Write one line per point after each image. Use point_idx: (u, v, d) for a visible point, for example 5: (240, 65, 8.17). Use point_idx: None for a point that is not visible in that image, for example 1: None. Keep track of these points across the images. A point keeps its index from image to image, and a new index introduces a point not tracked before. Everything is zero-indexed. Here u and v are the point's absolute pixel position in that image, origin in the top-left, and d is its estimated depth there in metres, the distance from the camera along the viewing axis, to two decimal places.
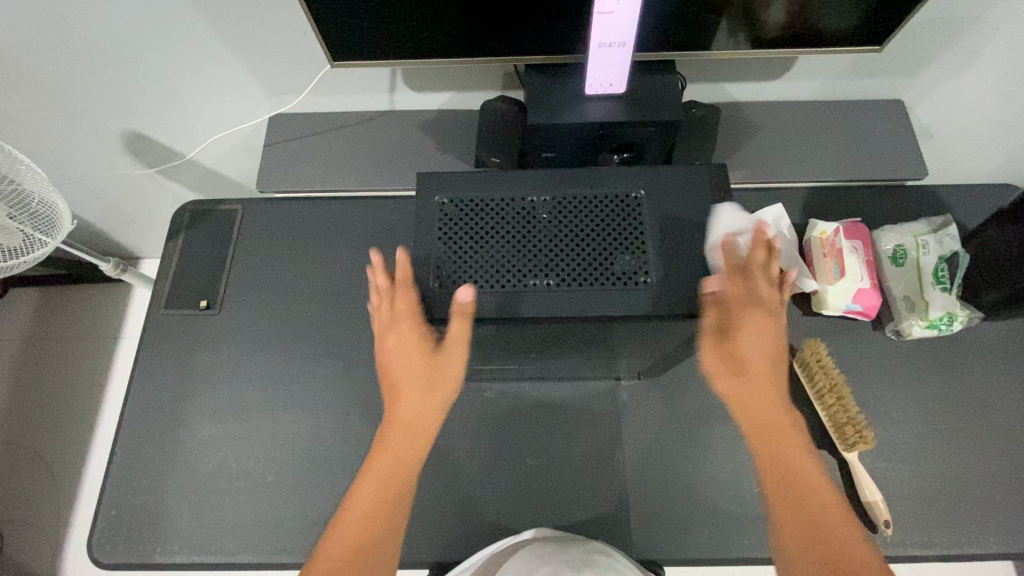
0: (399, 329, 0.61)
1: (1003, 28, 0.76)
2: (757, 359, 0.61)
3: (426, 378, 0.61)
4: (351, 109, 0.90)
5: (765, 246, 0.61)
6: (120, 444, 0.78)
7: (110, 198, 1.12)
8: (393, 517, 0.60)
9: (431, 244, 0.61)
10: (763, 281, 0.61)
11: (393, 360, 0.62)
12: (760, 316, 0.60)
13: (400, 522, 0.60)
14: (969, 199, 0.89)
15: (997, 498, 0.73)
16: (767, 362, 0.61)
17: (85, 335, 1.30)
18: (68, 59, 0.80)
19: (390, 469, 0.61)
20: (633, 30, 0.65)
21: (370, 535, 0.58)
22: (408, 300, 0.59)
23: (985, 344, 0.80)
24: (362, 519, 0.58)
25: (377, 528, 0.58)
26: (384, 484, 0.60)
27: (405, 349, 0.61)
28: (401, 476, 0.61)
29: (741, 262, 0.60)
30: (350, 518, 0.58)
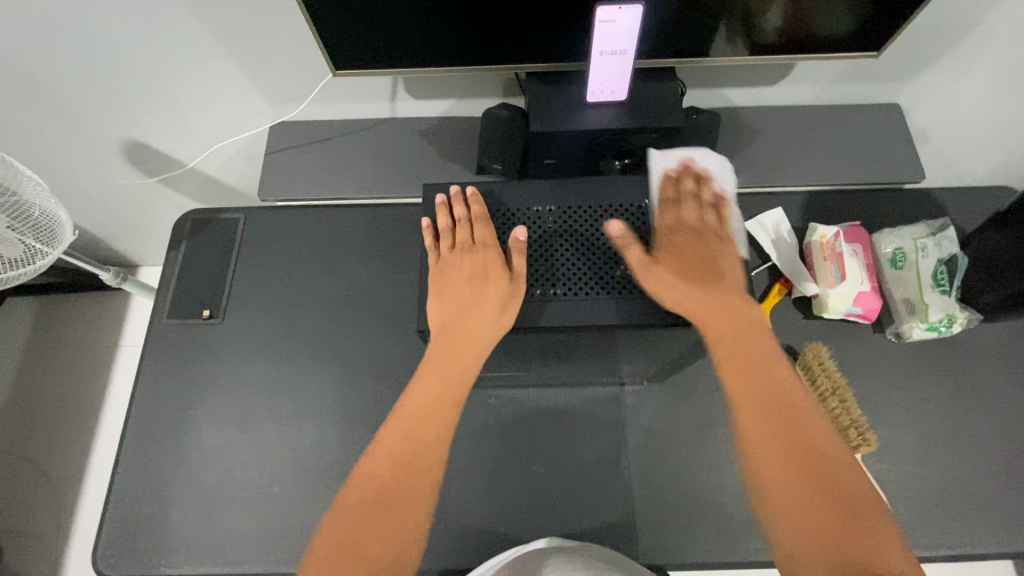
0: (466, 268, 0.65)
1: (997, 33, 0.77)
2: (693, 274, 0.63)
3: (496, 287, 0.63)
4: (352, 116, 0.91)
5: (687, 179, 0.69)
6: (125, 455, 0.78)
7: (110, 206, 1.11)
8: (415, 475, 0.58)
9: (451, 257, 0.66)
10: (688, 207, 0.67)
11: (460, 274, 0.65)
12: (687, 237, 0.65)
13: (424, 477, 0.58)
14: (965, 202, 0.90)
15: (999, 499, 0.74)
16: (706, 274, 0.63)
17: (84, 344, 1.30)
18: (68, 67, 0.80)
19: (410, 434, 0.60)
20: (634, 37, 0.66)
21: (391, 492, 0.57)
22: (485, 222, 0.66)
23: (984, 345, 0.81)
24: (382, 476, 0.58)
25: (401, 484, 0.57)
26: (407, 437, 0.60)
27: (475, 261, 0.64)
28: (425, 430, 0.60)
29: (662, 199, 0.67)
30: (367, 478, 0.58)
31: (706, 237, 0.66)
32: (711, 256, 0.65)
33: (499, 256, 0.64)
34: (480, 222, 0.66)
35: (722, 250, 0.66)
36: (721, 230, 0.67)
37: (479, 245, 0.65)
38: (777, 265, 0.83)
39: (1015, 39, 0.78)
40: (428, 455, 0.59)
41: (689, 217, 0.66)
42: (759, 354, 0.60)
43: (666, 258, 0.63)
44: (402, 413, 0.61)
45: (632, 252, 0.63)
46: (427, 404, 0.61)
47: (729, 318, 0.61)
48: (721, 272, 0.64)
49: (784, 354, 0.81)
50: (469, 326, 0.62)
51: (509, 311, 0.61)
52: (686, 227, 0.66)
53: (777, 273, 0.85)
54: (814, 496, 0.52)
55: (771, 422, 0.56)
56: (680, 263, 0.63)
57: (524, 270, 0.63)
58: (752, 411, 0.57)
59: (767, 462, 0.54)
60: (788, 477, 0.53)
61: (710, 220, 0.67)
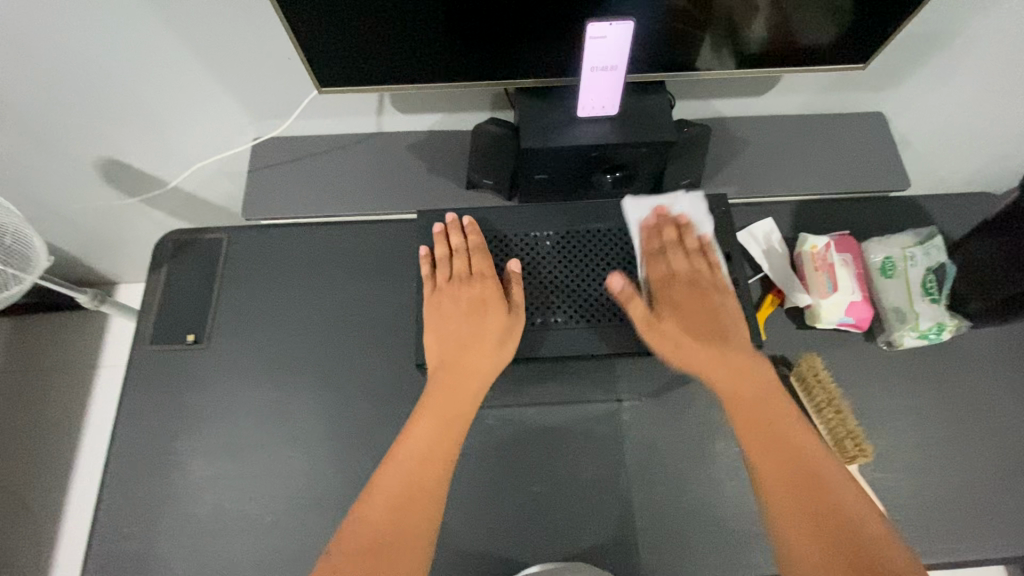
0: (465, 299, 0.64)
1: (977, 41, 0.79)
2: (700, 334, 0.62)
3: (495, 319, 0.62)
4: (338, 131, 0.89)
5: (670, 226, 0.68)
6: (108, 489, 0.75)
7: (87, 226, 1.08)
8: (412, 518, 0.57)
9: (449, 287, 0.65)
10: (676, 257, 0.66)
11: (459, 305, 0.64)
12: (685, 289, 0.64)
13: (424, 518, 0.57)
14: (950, 208, 0.91)
15: (993, 505, 0.74)
16: (710, 330, 0.62)
17: (62, 368, 1.25)
18: (42, 88, 0.77)
19: (408, 470, 0.59)
20: (626, 53, 0.66)
21: (388, 529, 0.56)
22: (483, 252, 0.66)
23: (972, 350, 0.82)
24: (379, 515, 0.57)
25: (396, 530, 0.56)
26: (404, 478, 0.58)
27: (473, 292, 0.64)
28: (424, 469, 0.59)
29: (651, 248, 0.67)
30: (360, 526, 0.56)
31: (702, 291, 0.64)
32: (709, 306, 0.63)
33: (497, 287, 0.64)
34: (477, 253, 0.66)
35: (721, 297, 0.64)
36: (714, 278, 0.66)
37: (476, 276, 0.65)
38: (768, 276, 0.84)
39: (994, 47, 0.79)
40: (427, 492, 0.58)
41: (680, 267, 0.65)
42: (775, 416, 0.59)
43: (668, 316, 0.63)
44: (398, 455, 0.60)
45: (635, 310, 0.61)
46: (424, 441, 0.60)
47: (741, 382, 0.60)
48: (726, 327, 0.62)
49: (780, 365, 0.81)
50: (470, 360, 0.61)
51: (508, 344, 0.61)
52: (679, 280, 0.65)
53: (770, 283, 0.85)
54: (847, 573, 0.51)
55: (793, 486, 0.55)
56: (681, 320, 0.63)
57: (523, 301, 0.63)
58: (772, 474, 0.56)
59: (793, 526, 0.54)
60: (813, 548, 0.53)
61: (703, 267, 0.66)
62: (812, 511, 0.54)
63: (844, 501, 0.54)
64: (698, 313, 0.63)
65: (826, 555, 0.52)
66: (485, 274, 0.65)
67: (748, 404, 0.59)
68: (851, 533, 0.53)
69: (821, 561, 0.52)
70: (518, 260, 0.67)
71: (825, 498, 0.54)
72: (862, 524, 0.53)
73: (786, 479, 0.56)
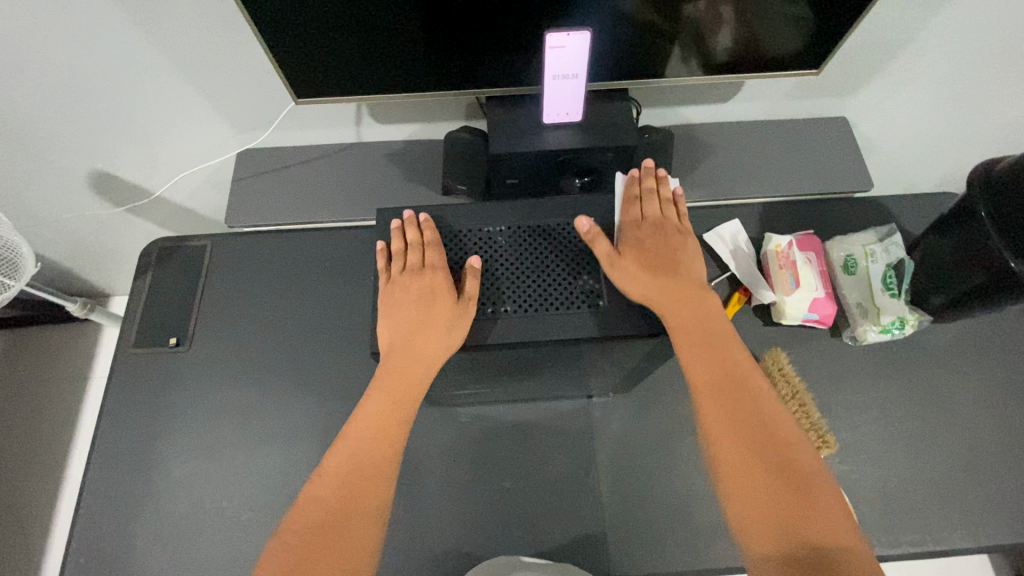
0: (417, 290, 0.66)
1: (929, 48, 0.82)
2: (660, 268, 0.67)
3: (444, 308, 0.65)
4: (320, 141, 0.92)
5: (650, 178, 0.74)
6: (88, 489, 0.77)
7: (79, 236, 1.11)
8: (362, 495, 0.59)
9: (402, 282, 0.67)
10: (651, 204, 0.72)
11: (410, 295, 0.66)
12: (652, 232, 0.70)
13: (373, 495, 0.59)
14: (913, 207, 0.94)
15: (957, 495, 0.76)
16: (671, 267, 0.67)
17: (53, 376, 1.27)
18: (30, 102, 0.80)
19: (358, 453, 0.61)
20: (585, 62, 0.69)
21: (338, 508, 0.58)
22: (436, 247, 0.69)
23: (935, 345, 0.84)
24: (330, 496, 0.59)
25: (346, 508, 0.58)
26: (354, 461, 0.61)
27: (424, 284, 0.66)
28: (374, 450, 0.61)
29: (631, 197, 0.73)
30: (310, 507, 0.58)
31: (667, 231, 0.70)
32: (673, 250, 0.69)
33: (447, 279, 0.67)
34: (431, 247, 0.69)
35: (682, 244, 0.70)
36: (680, 227, 0.72)
37: (427, 267, 0.67)
38: (735, 274, 0.86)
39: (946, 52, 0.83)
40: (378, 475, 0.60)
41: (652, 214, 0.72)
42: (724, 352, 0.62)
43: (632, 248, 0.67)
44: (349, 439, 0.62)
45: (601, 244, 0.67)
46: (375, 427, 0.62)
47: (687, 304, 0.65)
48: (684, 266, 0.68)
49: None
50: (419, 346, 0.64)
51: (457, 331, 0.64)
52: (648, 222, 0.71)
53: (736, 282, 0.86)
54: (749, 458, 0.56)
55: (733, 411, 0.59)
56: (645, 253, 0.68)
57: (475, 292, 0.65)
58: (709, 394, 0.60)
59: (714, 413, 0.59)
60: (732, 433, 0.58)
61: (670, 216, 0.72)
62: (747, 430, 0.57)
63: (772, 418, 0.58)
64: (660, 248, 0.69)
65: (738, 446, 0.57)
66: (440, 267, 0.67)
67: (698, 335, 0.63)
68: (760, 430, 0.58)
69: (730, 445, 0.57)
70: (478, 256, 0.69)
71: (759, 421, 0.58)
72: (787, 440, 0.57)
73: (723, 395, 0.60)
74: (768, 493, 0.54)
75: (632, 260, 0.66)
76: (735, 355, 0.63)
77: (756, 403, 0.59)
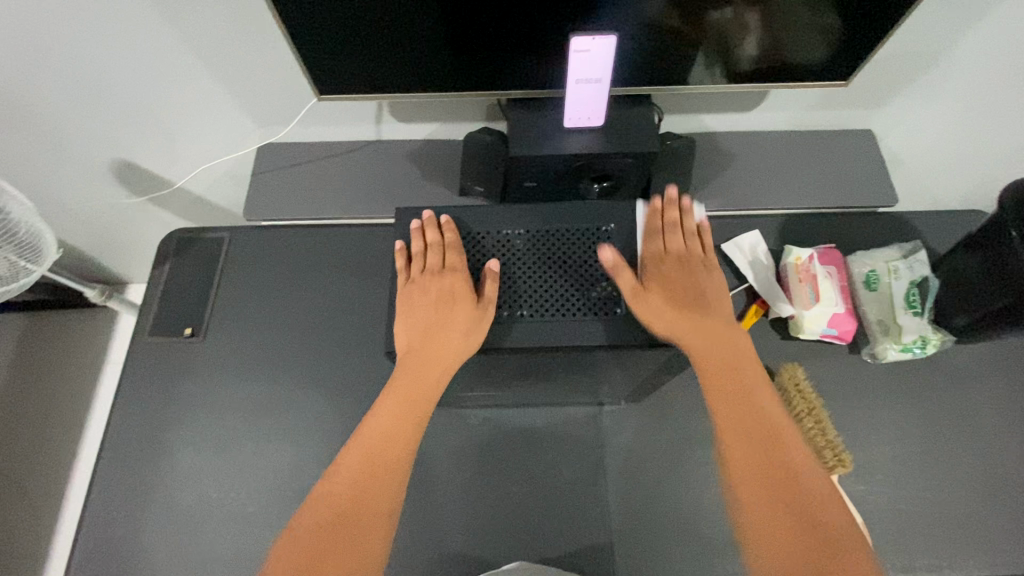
0: (437, 292, 0.66)
1: (961, 63, 0.81)
2: (682, 302, 0.65)
3: (463, 310, 0.65)
4: (339, 138, 0.93)
5: (674, 208, 0.73)
6: (99, 476, 0.78)
7: (99, 224, 1.12)
8: (373, 496, 0.58)
9: (421, 283, 0.67)
10: (675, 237, 0.71)
11: (429, 297, 0.66)
12: (675, 267, 0.69)
13: (383, 497, 0.59)
14: (938, 225, 0.92)
15: (975, 523, 0.74)
16: (693, 303, 0.66)
17: (70, 361, 1.29)
18: (60, 92, 0.82)
19: (370, 452, 0.60)
20: (608, 67, 0.68)
21: (348, 507, 0.58)
22: (457, 249, 0.69)
23: (958, 366, 0.82)
24: (341, 494, 0.58)
25: (359, 507, 0.58)
26: (366, 459, 0.60)
27: (444, 285, 0.66)
28: (388, 448, 0.61)
29: (655, 228, 0.71)
30: (320, 504, 0.58)
31: (691, 267, 0.69)
32: (695, 285, 0.68)
33: (467, 281, 0.67)
34: (452, 249, 0.69)
35: (705, 279, 0.69)
36: (704, 259, 0.71)
37: (447, 268, 0.67)
38: (753, 286, 0.84)
39: (978, 68, 0.81)
40: (390, 475, 0.60)
41: (677, 247, 0.70)
42: (756, 396, 0.61)
43: (655, 283, 0.66)
44: (363, 435, 0.62)
45: (624, 277, 0.65)
46: (388, 424, 0.62)
47: (715, 344, 0.63)
48: (708, 301, 0.67)
49: (761, 375, 0.82)
50: (437, 347, 0.63)
51: (475, 334, 0.63)
52: (673, 256, 0.70)
53: (754, 294, 0.85)
54: (781, 506, 0.56)
55: (762, 453, 0.58)
56: (669, 289, 0.66)
57: (494, 295, 0.65)
58: (739, 431, 0.60)
59: (743, 451, 0.59)
60: (755, 474, 0.58)
61: (695, 249, 0.72)
62: (775, 467, 0.58)
63: (800, 457, 0.59)
64: (683, 284, 0.67)
65: (767, 492, 0.57)
66: (462, 270, 0.67)
67: (729, 386, 0.62)
68: (787, 470, 0.58)
69: (759, 487, 0.57)
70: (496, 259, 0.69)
71: (787, 459, 0.58)
72: (813, 481, 0.57)
73: (753, 436, 0.59)
74: (800, 540, 0.54)
75: (654, 294, 0.64)
76: (762, 395, 0.62)
77: (784, 441, 0.59)
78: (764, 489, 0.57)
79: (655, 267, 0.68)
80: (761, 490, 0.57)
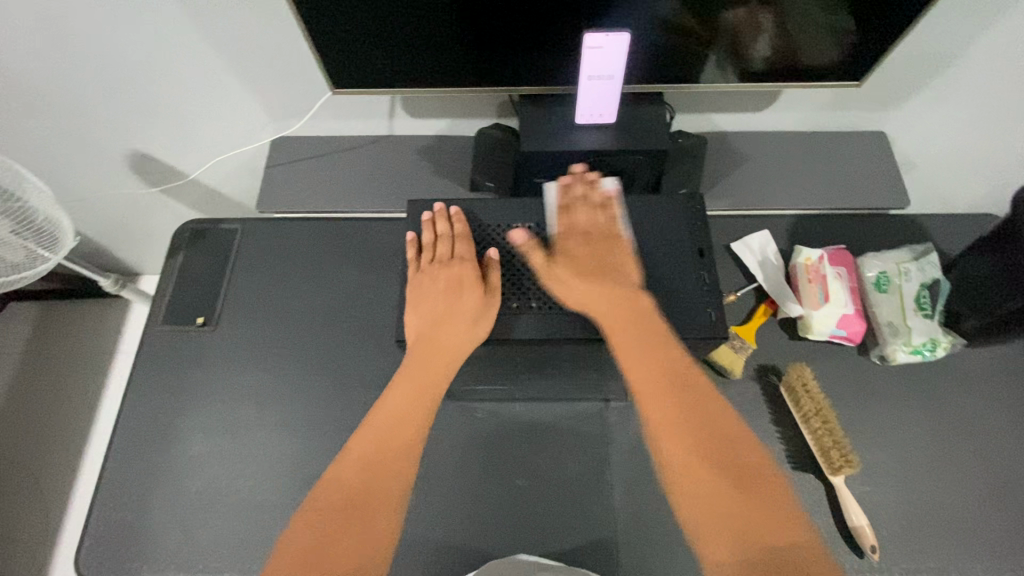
0: (446, 281, 0.67)
1: (976, 65, 0.80)
2: (591, 275, 0.67)
3: (470, 299, 0.66)
4: (352, 133, 0.93)
5: (581, 183, 0.73)
6: (111, 460, 0.79)
7: (114, 215, 1.14)
8: (383, 481, 0.59)
9: (431, 272, 0.69)
10: (580, 211, 0.72)
11: (438, 286, 0.68)
12: (584, 242, 0.70)
13: (393, 482, 0.60)
14: (950, 228, 0.91)
15: (982, 527, 0.73)
16: (602, 275, 0.67)
17: (82, 349, 1.31)
18: (80, 82, 0.83)
19: (380, 439, 0.62)
20: (621, 64, 0.69)
21: (359, 491, 0.59)
22: (465, 239, 0.70)
23: (968, 370, 0.81)
24: (352, 479, 0.59)
25: (363, 494, 0.59)
26: (376, 445, 0.61)
27: (452, 274, 0.67)
28: (397, 435, 0.62)
29: (561, 205, 0.72)
30: (332, 489, 0.59)
31: (598, 240, 0.70)
32: (605, 257, 0.69)
33: (475, 270, 0.68)
34: (460, 239, 0.70)
35: (614, 249, 0.69)
36: (612, 230, 0.70)
37: (455, 258, 0.68)
38: (762, 286, 0.85)
39: (993, 71, 0.81)
40: (399, 461, 0.61)
41: (582, 222, 0.71)
42: (671, 361, 0.62)
43: (564, 261, 0.68)
44: (374, 421, 0.63)
45: (536, 256, 0.68)
46: (397, 411, 0.64)
47: (625, 313, 0.64)
48: (616, 272, 0.67)
49: (769, 374, 0.81)
50: (446, 336, 0.65)
51: (482, 323, 0.64)
52: (579, 231, 0.71)
53: (763, 294, 0.86)
54: (703, 465, 0.57)
55: (681, 416, 0.59)
56: (576, 265, 0.68)
57: (499, 284, 0.66)
58: (659, 397, 0.61)
59: (665, 417, 0.60)
60: (677, 436, 0.58)
61: (603, 220, 0.71)
62: (694, 427, 0.59)
63: (716, 413, 0.60)
64: (591, 257, 0.68)
65: (691, 452, 0.57)
66: (470, 260, 0.68)
67: (643, 356, 0.62)
68: (707, 429, 0.59)
69: (682, 450, 0.58)
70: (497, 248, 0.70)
71: (705, 417, 0.59)
72: (730, 435, 0.59)
73: (674, 401, 0.60)
74: (723, 498, 0.55)
75: (564, 270, 0.67)
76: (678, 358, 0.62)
77: (700, 401, 0.60)
78: (686, 451, 0.58)
79: (566, 245, 0.69)
80: (686, 453, 0.57)
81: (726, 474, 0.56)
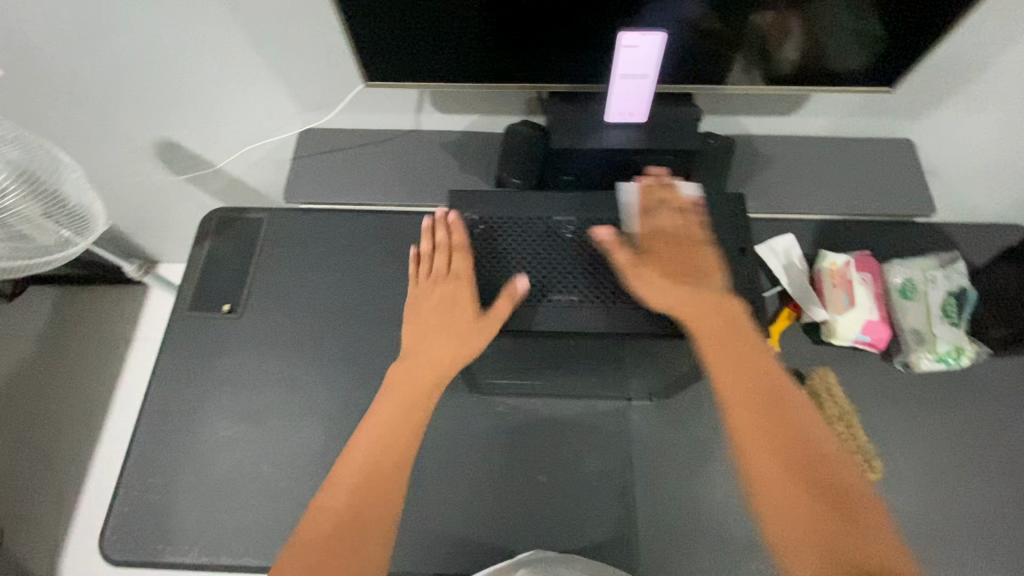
0: (440, 298, 0.67)
1: (1008, 75, 0.80)
2: (676, 276, 0.63)
3: (462, 316, 0.65)
4: (379, 127, 0.94)
5: (659, 185, 0.70)
6: (135, 443, 0.80)
7: (139, 201, 1.15)
8: (372, 505, 0.57)
9: (428, 286, 0.68)
10: (665, 212, 0.68)
11: (433, 301, 0.67)
12: (668, 242, 0.66)
13: (381, 507, 0.57)
14: (975, 237, 0.91)
15: (1003, 536, 0.73)
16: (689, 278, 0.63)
17: (101, 334, 1.32)
18: (115, 68, 0.84)
19: (371, 459, 0.59)
20: (655, 63, 0.70)
21: (350, 517, 0.56)
22: (463, 251, 0.68)
23: (991, 379, 0.81)
24: (342, 503, 0.57)
25: (353, 515, 0.56)
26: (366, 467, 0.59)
27: (446, 291, 0.67)
28: (387, 456, 0.59)
29: (642, 208, 0.70)
30: (319, 515, 0.56)
31: (684, 240, 0.66)
32: (690, 259, 0.65)
33: (468, 286, 0.66)
34: (457, 252, 0.68)
35: (700, 252, 0.65)
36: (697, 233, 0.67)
37: (451, 274, 0.67)
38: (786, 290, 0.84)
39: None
40: (388, 485, 0.58)
41: (663, 223, 0.67)
42: (756, 366, 0.59)
43: (648, 261, 0.65)
44: (363, 441, 0.61)
45: (618, 253, 0.65)
46: (387, 428, 0.62)
47: (709, 317, 0.61)
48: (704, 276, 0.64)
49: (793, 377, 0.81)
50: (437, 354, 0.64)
51: (474, 343, 0.64)
52: (664, 232, 0.67)
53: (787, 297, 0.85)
54: (785, 474, 0.53)
55: (766, 425, 0.55)
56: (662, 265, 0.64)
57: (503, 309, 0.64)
58: (743, 403, 0.56)
59: (748, 422, 0.56)
60: (761, 443, 0.55)
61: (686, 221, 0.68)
62: (782, 437, 0.54)
63: (804, 425, 0.56)
64: (678, 258, 0.65)
65: (774, 460, 0.54)
66: (466, 275, 0.67)
67: (729, 358, 0.59)
68: (793, 440, 0.55)
69: (765, 460, 0.54)
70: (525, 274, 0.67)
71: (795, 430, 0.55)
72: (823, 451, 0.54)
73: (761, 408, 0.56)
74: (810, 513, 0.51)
75: (649, 270, 0.64)
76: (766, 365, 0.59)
77: (785, 410, 0.56)
78: (775, 460, 0.53)
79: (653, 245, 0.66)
80: (773, 461, 0.53)
81: (816, 488, 0.52)
